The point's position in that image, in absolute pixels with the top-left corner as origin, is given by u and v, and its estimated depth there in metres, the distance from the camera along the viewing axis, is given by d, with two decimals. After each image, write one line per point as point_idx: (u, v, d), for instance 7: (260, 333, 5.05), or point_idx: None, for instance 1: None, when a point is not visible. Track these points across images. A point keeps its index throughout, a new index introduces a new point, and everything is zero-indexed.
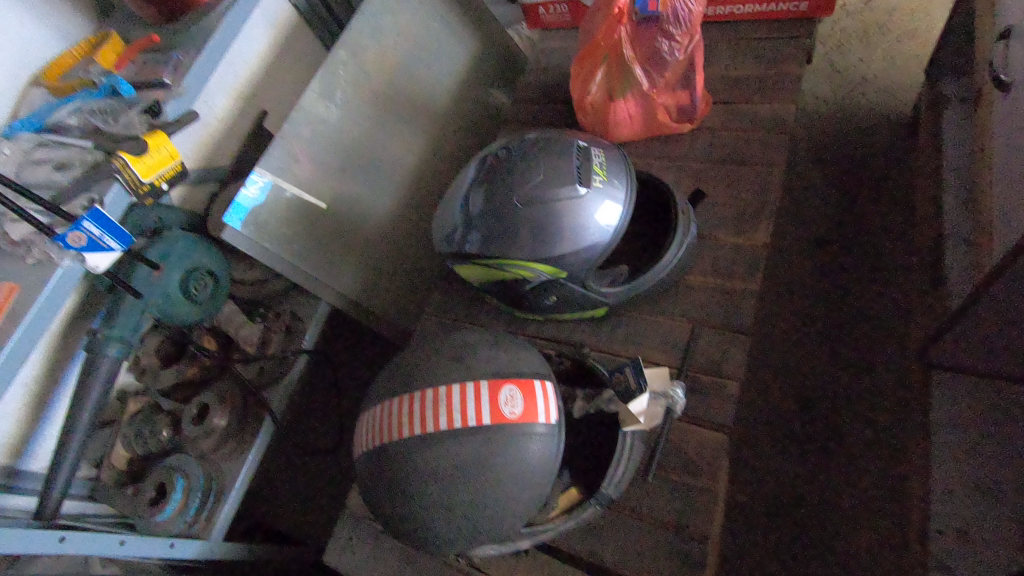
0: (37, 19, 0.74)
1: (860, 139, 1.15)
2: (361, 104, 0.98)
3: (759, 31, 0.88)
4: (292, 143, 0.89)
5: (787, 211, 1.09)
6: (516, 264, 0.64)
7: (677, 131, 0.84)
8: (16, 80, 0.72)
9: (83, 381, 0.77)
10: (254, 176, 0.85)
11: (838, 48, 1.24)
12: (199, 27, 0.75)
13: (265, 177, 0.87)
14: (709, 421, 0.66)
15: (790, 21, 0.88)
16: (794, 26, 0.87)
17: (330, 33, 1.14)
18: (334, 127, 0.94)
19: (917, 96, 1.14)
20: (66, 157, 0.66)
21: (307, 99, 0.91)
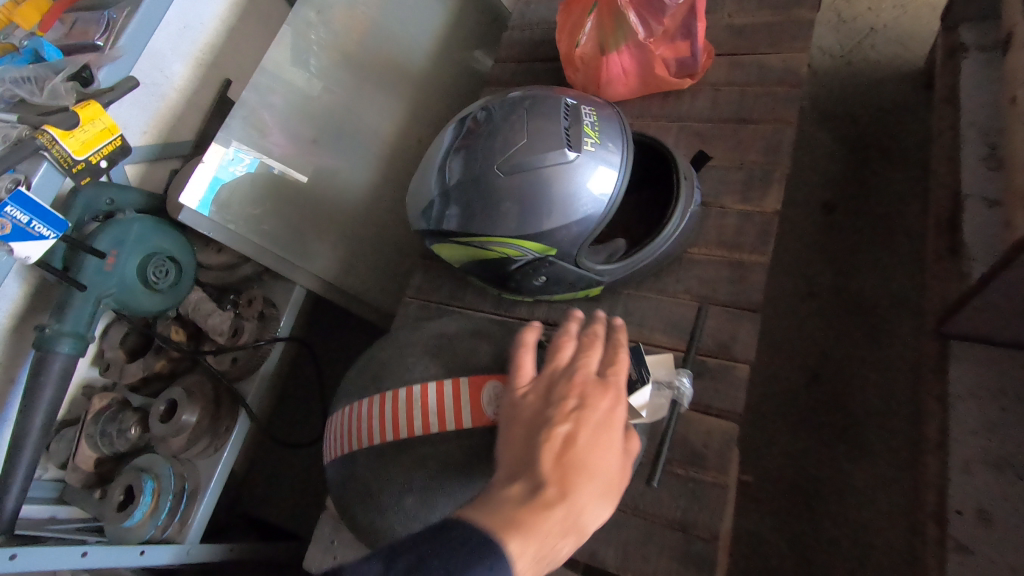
0: None
1: (870, 95, 1.07)
2: (330, 68, 0.89)
3: None
4: (256, 114, 0.81)
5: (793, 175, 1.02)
6: (498, 242, 0.58)
7: (677, 87, 0.76)
8: None
9: (34, 380, 0.70)
10: (241, 154, 0.80)
11: None
12: None
13: (252, 155, 0.81)
14: (718, 409, 0.61)
15: None
16: None
17: None
18: (302, 95, 0.86)
19: (931, 46, 1.06)
20: None
21: (270, 63, 0.82)
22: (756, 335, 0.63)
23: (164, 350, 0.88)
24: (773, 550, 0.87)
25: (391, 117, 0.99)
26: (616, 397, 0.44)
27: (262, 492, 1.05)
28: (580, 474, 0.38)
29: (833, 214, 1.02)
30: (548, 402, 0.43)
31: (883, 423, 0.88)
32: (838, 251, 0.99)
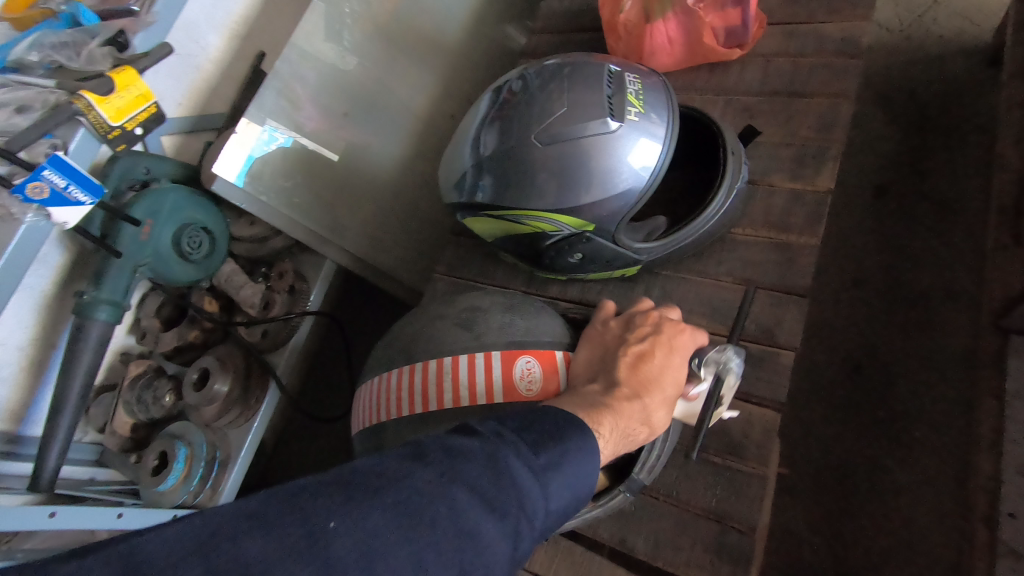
0: None
1: (931, 70, 1.01)
2: (363, 39, 0.87)
3: None
4: (289, 86, 0.79)
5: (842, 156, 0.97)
6: (533, 215, 0.56)
7: (725, 58, 0.72)
8: None
9: (73, 345, 0.72)
10: (276, 134, 0.80)
11: None
12: None
13: (287, 134, 0.81)
14: (759, 397, 0.58)
15: None
16: None
17: None
18: (335, 67, 0.84)
19: (1000, 18, 0.99)
20: (23, 99, 0.58)
21: (304, 33, 0.80)
22: (802, 322, 0.60)
23: (197, 320, 0.89)
24: (807, 546, 0.84)
25: (423, 90, 0.97)
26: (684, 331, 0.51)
27: (291, 463, 1.07)
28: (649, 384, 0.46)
29: (885, 198, 0.96)
30: (626, 331, 0.51)
31: (931, 419, 0.84)
32: (890, 237, 0.94)
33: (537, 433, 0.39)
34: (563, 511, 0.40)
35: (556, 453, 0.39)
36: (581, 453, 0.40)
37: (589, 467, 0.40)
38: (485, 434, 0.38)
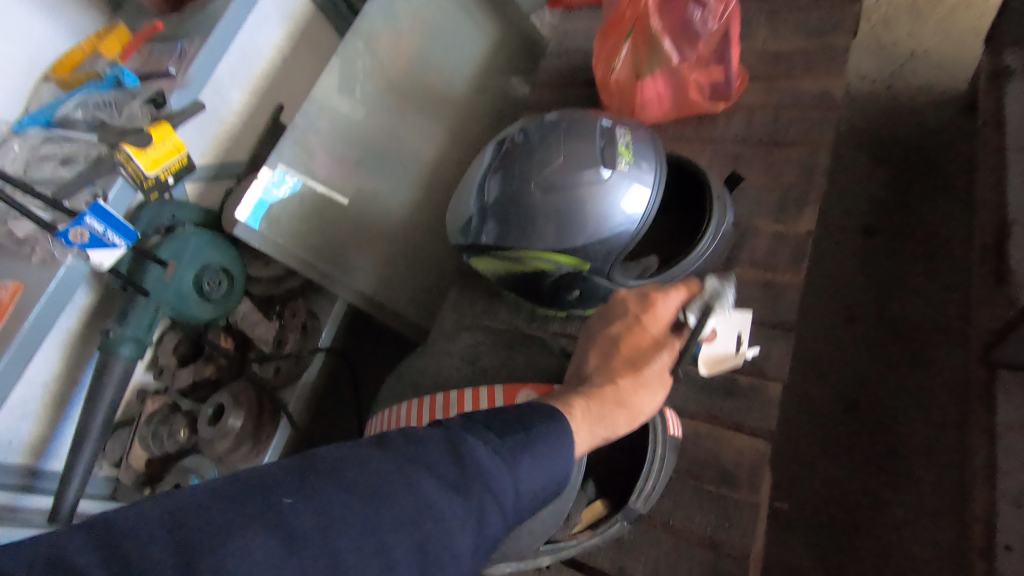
0: (48, 18, 0.77)
1: (911, 118, 1.07)
2: (376, 94, 0.94)
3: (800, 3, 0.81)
4: (307, 138, 0.85)
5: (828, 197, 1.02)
6: (534, 255, 0.60)
7: (711, 109, 0.78)
8: (27, 78, 0.76)
9: (97, 379, 0.76)
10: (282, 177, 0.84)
11: (885, 22, 1.15)
12: (205, 17, 0.74)
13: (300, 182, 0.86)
14: (750, 427, 0.61)
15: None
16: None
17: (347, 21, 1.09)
18: (350, 120, 0.91)
19: (974, 70, 1.05)
20: (71, 151, 0.66)
21: (323, 90, 0.87)
22: (789, 355, 0.63)
23: (213, 358, 0.92)
24: None
25: (431, 140, 1.03)
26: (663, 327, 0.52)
27: None
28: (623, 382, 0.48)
29: (873, 237, 1.00)
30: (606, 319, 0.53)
31: (926, 453, 0.85)
32: (879, 275, 0.97)
33: (499, 419, 0.42)
34: (540, 495, 0.42)
35: (523, 438, 0.41)
36: (550, 439, 0.42)
37: (561, 455, 0.42)
38: (451, 424, 0.41)
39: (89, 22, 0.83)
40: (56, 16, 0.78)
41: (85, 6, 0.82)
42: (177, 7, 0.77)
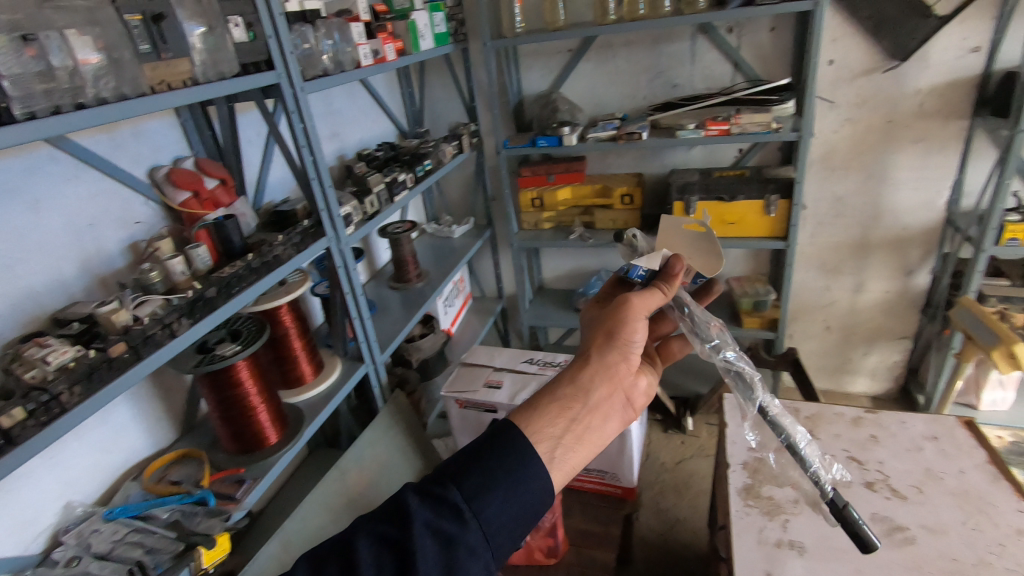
0: (149, 433, 1.27)
1: (676, 565, 1.71)
2: (336, 511, 1.39)
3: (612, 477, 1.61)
4: (285, 540, 1.25)
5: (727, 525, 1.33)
6: None
7: (546, 561, 1.49)
8: (118, 470, 1.21)
9: None
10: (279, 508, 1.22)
11: (656, 501, 1.94)
12: (263, 461, 1.24)
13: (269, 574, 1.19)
14: None
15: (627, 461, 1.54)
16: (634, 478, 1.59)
17: (326, 447, 1.71)
18: (315, 527, 1.32)
19: (707, 541, 1.76)
20: (154, 543, 1.04)
21: (305, 508, 1.32)
22: None
23: None
24: None
25: None
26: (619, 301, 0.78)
27: None
28: (599, 337, 0.77)
29: None
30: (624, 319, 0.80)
31: None
32: None
33: (492, 472, 0.66)
34: (501, 526, 0.65)
35: (486, 499, 0.65)
36: (516, 480, 0.66)
37: (525, 493, 0.66)
38: (430, 500, 0.65)
39: (167, 436, 1.32)
40: (153, 433, 1.28)
41: (171, 427, 1.33)
42: (244, 451, 1.26)
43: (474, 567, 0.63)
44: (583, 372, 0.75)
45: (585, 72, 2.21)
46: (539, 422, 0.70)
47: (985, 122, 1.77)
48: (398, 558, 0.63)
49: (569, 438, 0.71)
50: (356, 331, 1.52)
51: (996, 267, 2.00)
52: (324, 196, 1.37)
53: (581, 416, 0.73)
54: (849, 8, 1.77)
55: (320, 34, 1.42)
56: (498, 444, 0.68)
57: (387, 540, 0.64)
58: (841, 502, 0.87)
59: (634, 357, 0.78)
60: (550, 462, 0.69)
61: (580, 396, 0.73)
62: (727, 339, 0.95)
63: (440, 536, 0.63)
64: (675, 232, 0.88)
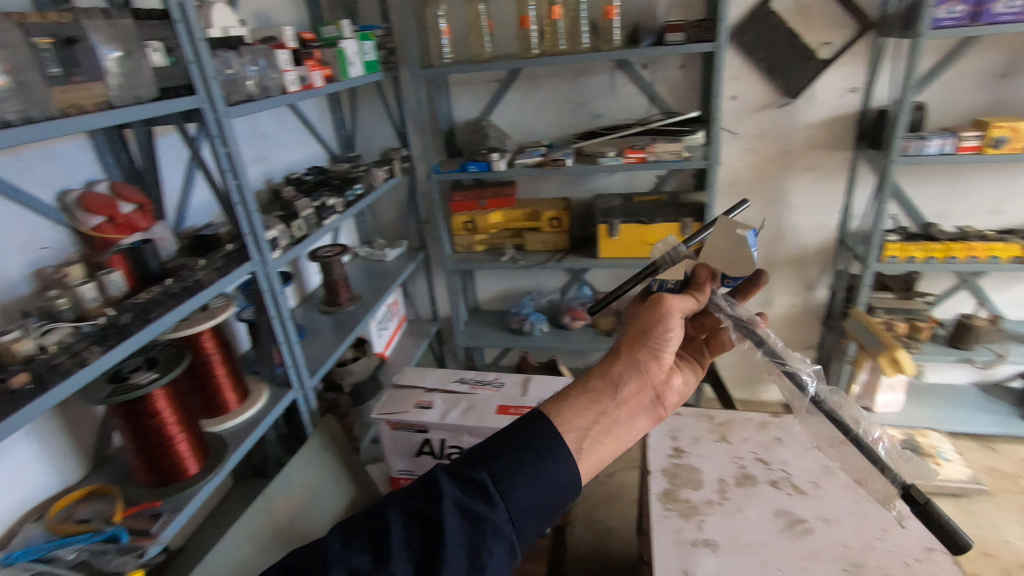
0: (53, 471, 1.20)
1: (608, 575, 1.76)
2: (262, 542, 1.34)
3: None
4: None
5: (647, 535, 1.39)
6: None
7: None
8: (17, 511, 1.13)
9: None
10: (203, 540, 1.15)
11: (588, 514, 2.00)
12: (182, 493, 1.20)
13: None
14: None
15: None
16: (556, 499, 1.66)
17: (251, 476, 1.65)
18: (238, 561, 1.27)
19: (637, 550, 1.82)
20: None
21: (228, 541, 1.27)
22: None
23: None
24: None
25: None
26: (649, 303, 0.85)
27: None
28: (632, 338, 0.87)
29: None
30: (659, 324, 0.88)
31: None
32: None
33: (518, 458, 0.75)
34: (525, 509, 0.74)
35: (511, 482, 0.74)
36: (538, 465, 0.75)
37: (546, 477, 0.75)
38: (461, 484, 0.75)
39: (74, 473, 1.25)
40: (58, 470, 1.21)
41: (79, 463, 1.25)
42: (162, 484, 1.21)
43: (497, 544, 0.72)
44: (612, 369, 0.86)
45: (513, 102, 2.30)
46: (569, 413, 0.81)
47: (865, 153, 1.99)
48: (429, 532, 0.72)
49: (597, 429, 0.81)
50: (283, 355, 1.50)
51: (880, 279, 2.19)
52: (248, 220, 1.36)
53: (609, 409, 0.83)
54: (746, 50, 1.96)
55: (245, 59, 1.42)
56: (525, 434, 0.78)
57: (416, 515, 0.74)
58: (923, 499, 0.79)
59: (664, 356, 0.88)
60: (579, 450, 0.79)
61: (609, 390, 0.84)
62: (767, 334, 0.93)
63: (468, 515, 0.72)
64: (727, 232, 0.91)
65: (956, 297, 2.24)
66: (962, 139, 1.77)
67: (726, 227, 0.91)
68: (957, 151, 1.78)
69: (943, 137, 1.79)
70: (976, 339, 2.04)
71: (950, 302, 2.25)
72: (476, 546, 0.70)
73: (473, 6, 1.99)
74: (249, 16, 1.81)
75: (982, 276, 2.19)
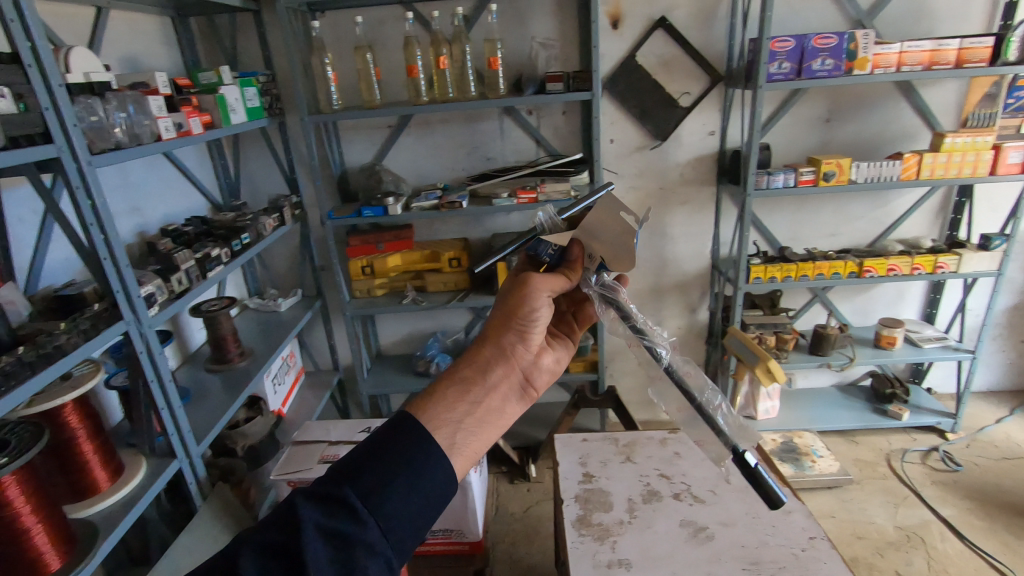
0: None
1: None
2: None
3: (441, 562, 1.85)
4: None
5: (564, 561, 1.41)
6: None
7: None
8: None
9: None
10: None
11: (509, 553, 2.00)
12: None
13: None
14: None
15: (464, 551, 1.86)
16: (468, 556, 1.85)
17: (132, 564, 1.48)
18: None
19: None
20: None
21: None
22: None
23: None
24: None
25: None
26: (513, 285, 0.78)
27: None
28: (499, 321, 0.76)
29: None
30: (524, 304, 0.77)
31: None
32: None
33: (391, 464, 0.59)
34: (403, 522, 0.58)
35: (384, 491, 0.57)
36: (413, 467, 0.60)
37: (423, 480, 0.60)
38: (319, 503, 0.57)
39: None
40: None
41: None
42: None
43: (374, 569, 0.55)
44: (479, 356, 0.74)
45: (407, 146, 2.34)
46: (438, 407, 0.66)
47: (727, 188, 2.24)
48: (288, 570, 0.53)
49: (469, 422, 0.68)
50: (164, 423, 1.37)
51: (750, 298, 2.43)
52: (119, 276, 1.24)
53: (481, 398, 0.70)
54: (620, 99, 2.16)
55: (111, 106, 1.31)
56: (397, 430, 0.62)
57: (272, 548, 0.54)
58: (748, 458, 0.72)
59: (533, 338, 0.78)
60: (452, 446, 0.65)
61: (478, 377, 0.71)
62: (635, 309, 0.85)
63: (332, 539, 0.55)
64: (612, 216, 0.81)
65: (812, 309, 2.55)
66: (801, 174, 2.06)
67: (612, 210, 0.81)
68: (798, 184, 2.07)
69: (786, 172, 2.06)
70: (831, 346, 2.33)
71: (808, 314, 2.56)
72: None
73: (360, 55, 2.00)
74: (113, 61, 1.69)
75: (831, 291, 2.52)
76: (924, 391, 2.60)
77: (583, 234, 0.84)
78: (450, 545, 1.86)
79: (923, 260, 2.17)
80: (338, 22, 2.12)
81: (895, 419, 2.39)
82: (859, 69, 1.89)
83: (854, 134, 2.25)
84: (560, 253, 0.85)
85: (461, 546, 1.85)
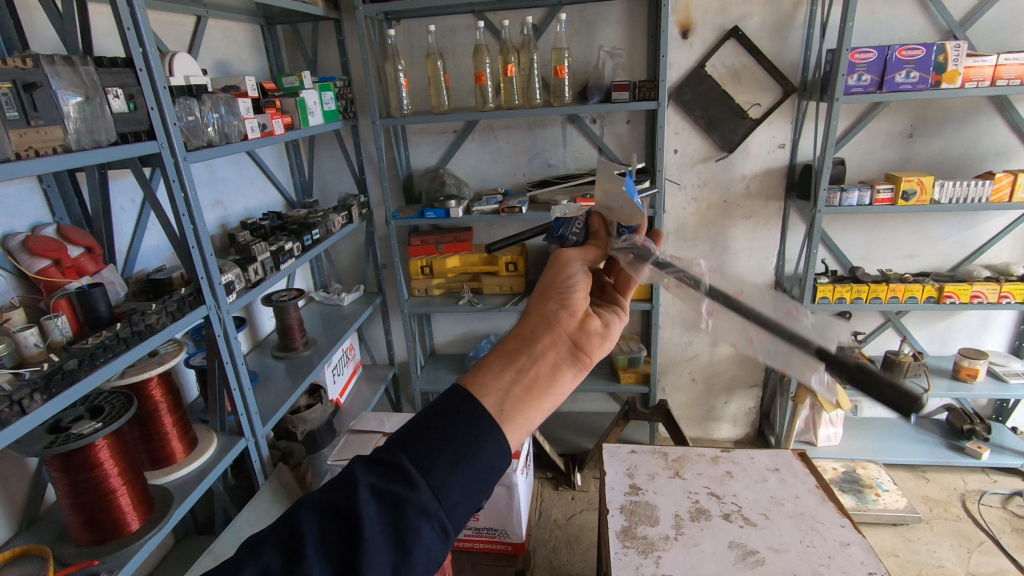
0: None
1: None
2: None
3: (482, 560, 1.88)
4: None
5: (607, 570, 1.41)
6: None
7: None
8: None
9: None
10: None
11: (550, 558, 2.01)
12: (116, 554, 1.13)
13: None
14: None
15: (507, 552, 1.88)
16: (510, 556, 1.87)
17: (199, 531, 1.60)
18: None
19: None
20: None
21: None
22: None
23: None
24: None
25: None
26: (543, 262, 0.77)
27: None
28: (536, 297, 0.73)
29: None
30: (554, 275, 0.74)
31: None
32: None
33: (441, 433, 0.57)
34: (455, 485, 0.56)
35: (435, 458, 0.56)
36: (464, 434, 0.57)
37: (475, 447, 0.57)
38: (378, 470, 0.57)
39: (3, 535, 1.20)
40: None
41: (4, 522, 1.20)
42: (95, 541, 1.15)
43: (426, 531, 0.54)
44: (523, 331, 0.70)
45: (470, 151, 2.40)
46: (483, 375, 0.63)
47: (795, 203, 2.17)
48: (343, 531, 0.54)
49: (518, 390, 0.63)
50: (235, 403, 1.46)
51: None
52: (203, 263, 1.34)
53: (528, 366, 0.65)
54: (686, 109, 2.14)
55: (206, 107, 1.42)
56: (449, 399, 0.60)
57: (328, 511, 0.55)
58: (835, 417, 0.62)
59: (576, 306, 0.73)
60: (502, 413, 0.61)
61: (523, 350, 0.67)
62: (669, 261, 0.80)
63: (386, 501, 0.55)
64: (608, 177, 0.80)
65: (883, 334, 2.42)
66: (878, 191, 1.96)
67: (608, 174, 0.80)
68: (874, 202, 1.97)
69: (862, 189, 1.97)
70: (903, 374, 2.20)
71: (879, 338, 2.42)
72: (401, 540, 0.53)
73: (431, 62, 2.07)
74: (208, 65, 1.83)
75: (906, 316, 2.37)
76: (1008, 431, 2.40)
77: (600, 208, 0.86)
78: (493, 544, 1.88)
79: (1014, 288, 2.01)
80: (411, 30, 2.21)
81: (973, 457, 2.22)
82: (947, 83, 1.79)
83: (939, 151, 2.12)
84: (585, 228, 0.86)
85: (505, 547, 1.87)
